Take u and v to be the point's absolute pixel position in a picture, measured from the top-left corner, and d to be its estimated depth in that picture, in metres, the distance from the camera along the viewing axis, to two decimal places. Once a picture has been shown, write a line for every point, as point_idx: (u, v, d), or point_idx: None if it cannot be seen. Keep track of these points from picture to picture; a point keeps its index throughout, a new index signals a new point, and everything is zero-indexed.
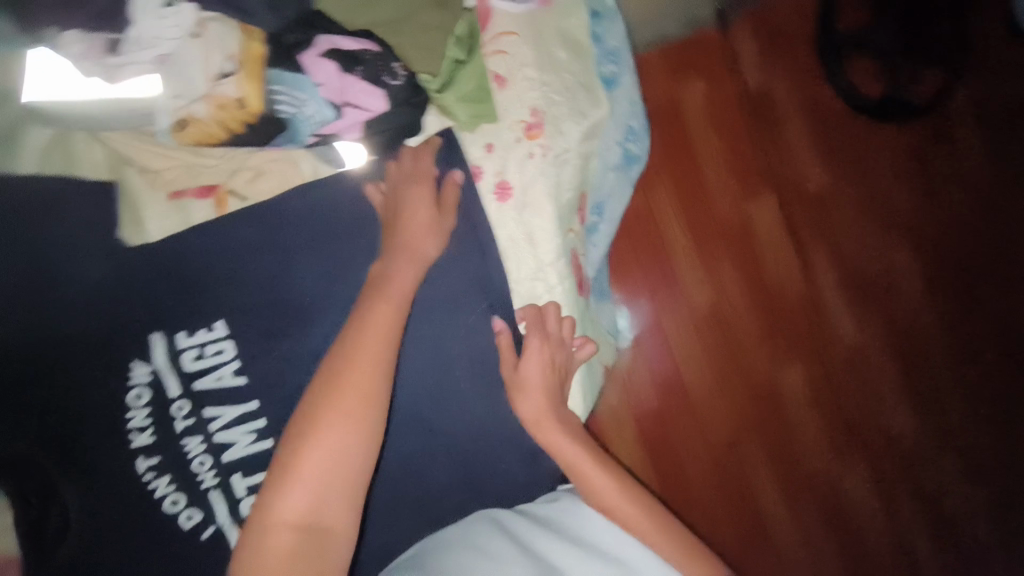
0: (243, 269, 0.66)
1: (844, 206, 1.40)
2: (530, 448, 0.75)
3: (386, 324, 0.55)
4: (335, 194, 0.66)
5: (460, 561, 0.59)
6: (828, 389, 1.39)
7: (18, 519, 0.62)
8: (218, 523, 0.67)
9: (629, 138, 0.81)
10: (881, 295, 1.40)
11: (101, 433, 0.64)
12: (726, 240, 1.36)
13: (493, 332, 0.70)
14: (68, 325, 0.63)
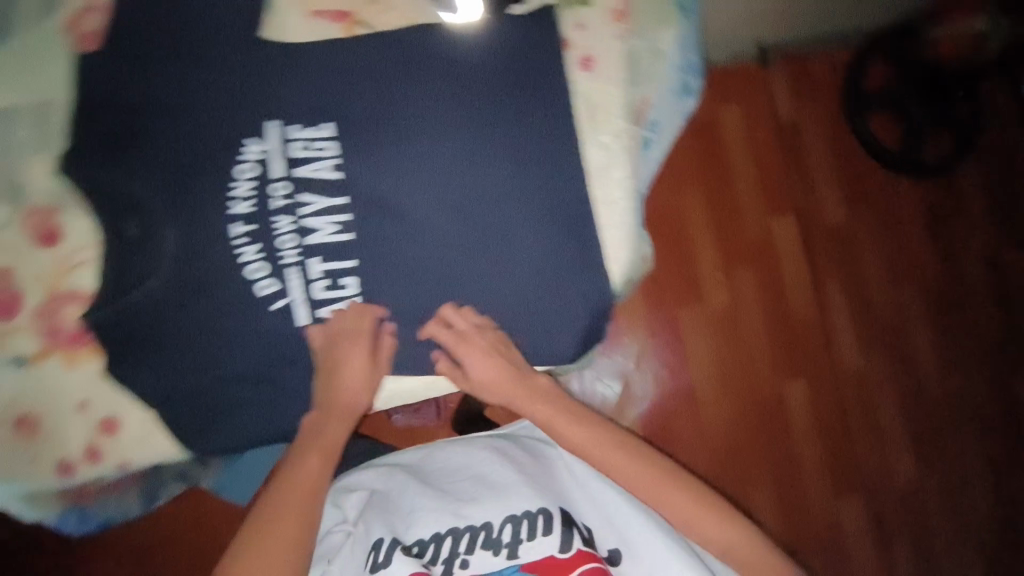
0: (356, 84, 0.76)
1: (868, 243, 1.64)
2: (576, 304, 0.79)
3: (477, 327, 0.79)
4: (446, 39, 0.78)
5: (462, 485, 0.86)
6: (834, 402, 1.61)
7: (117, 248, 0.70)
8: (291, 297, 0.74)
9: (688, 70, 0.85)
10: (893, 331, 1.63)
11: (205, 193, 0.72)
12: (763, 258, 1.59)
13: (552, 195, 0.79)
14: (200, 95, 0.72)
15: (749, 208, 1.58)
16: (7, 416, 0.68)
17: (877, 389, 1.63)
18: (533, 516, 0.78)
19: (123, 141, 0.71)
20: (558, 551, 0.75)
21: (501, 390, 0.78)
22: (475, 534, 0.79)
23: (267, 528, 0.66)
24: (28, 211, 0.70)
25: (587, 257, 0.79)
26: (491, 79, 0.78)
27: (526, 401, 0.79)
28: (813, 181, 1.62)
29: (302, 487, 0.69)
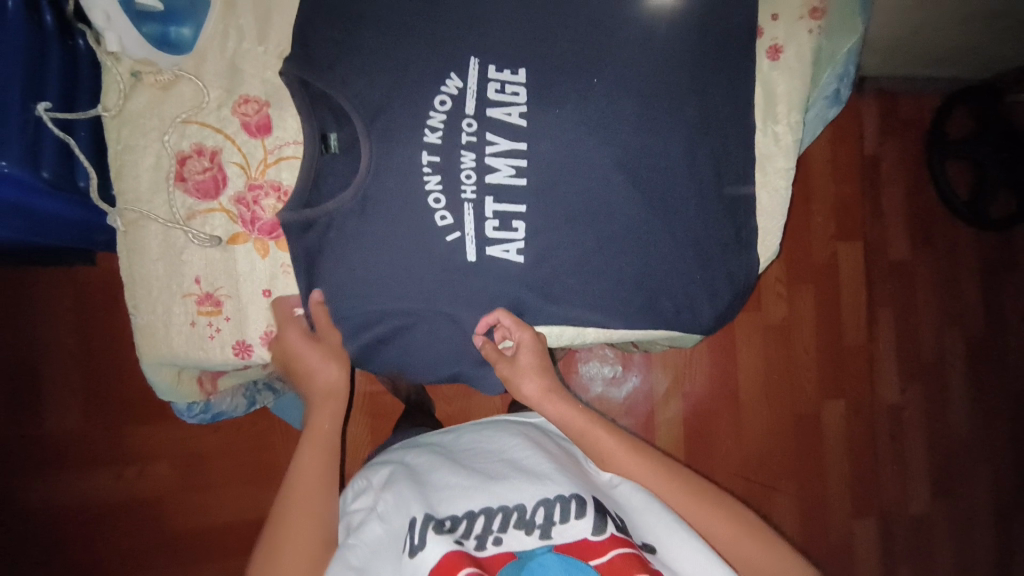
0: (557, 37, 0.78)
1: (926, 288, 1.68)
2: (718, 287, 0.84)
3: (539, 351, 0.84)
4: (649, 6, 0.81)
5: (493, 468, 0.78)
6: (864, 434, 1.67)
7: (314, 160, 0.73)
8: (463, 232, 0.75)
9: (842, 80, 0.91)
10: (929, 375, 1.70)
11: (405, 113, 0.73)
12: (825, 281, 1.62)
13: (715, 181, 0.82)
14: (416, 20, 0.75)
15: (823, 232, 1.61)
16: (196, 291, 0.71)
17: (906, 428, 1.69)
18: (564, 499, 0.69)
19: (335, 54, 0.72)
20: (592, 533, 0.66)
21: (533, 380, 0.85)
22: (508, 514, 0.69)
23: (297, 489, 0.76)
24: (242, 97, 0.71)
25: (738, 242, 0.84)
26: (674, 57, 0.80)
27: (574, 421, 0.86)
28: (888, 218, 1.65)
29: (310, 461, 0.78)
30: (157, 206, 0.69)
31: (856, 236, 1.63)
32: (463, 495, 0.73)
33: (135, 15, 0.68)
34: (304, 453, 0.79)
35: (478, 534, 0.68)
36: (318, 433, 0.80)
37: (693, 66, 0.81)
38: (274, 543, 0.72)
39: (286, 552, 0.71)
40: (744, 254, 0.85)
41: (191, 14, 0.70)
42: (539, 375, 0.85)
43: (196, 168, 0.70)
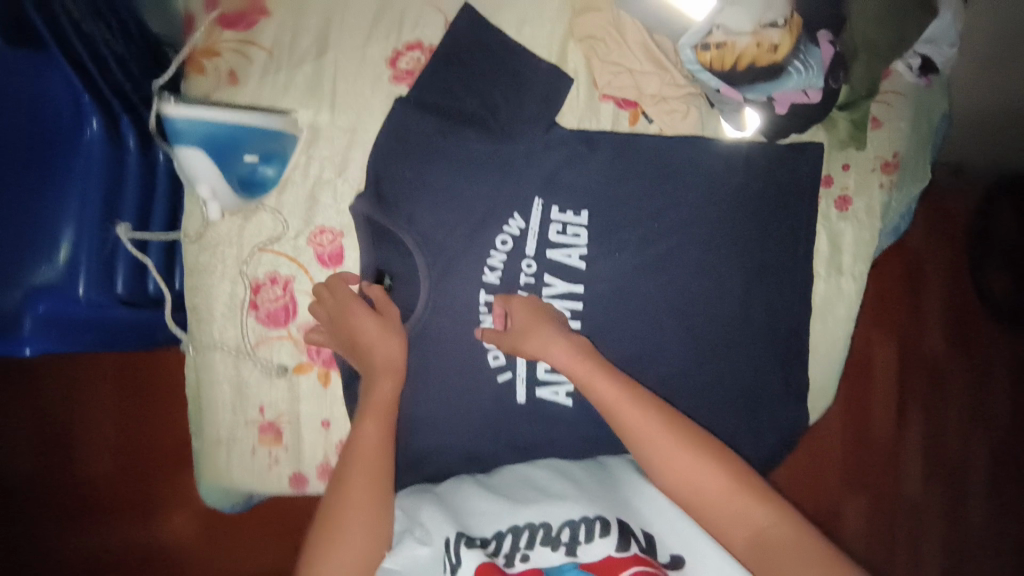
0: (624, 182, 0.81)
1: (969, 385, 1.37)
2: (766, 431, 0.83)
3: (535, 313, 0.73)
4: (717, 152, 0.82)
5: (509, 490, 0.65)
6: (885, 538, 1.34)
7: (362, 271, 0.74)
8: (514, 374, 0.78)
9: (897, 229, 0.87)
10: (953, 473, 1.38)
11: (467, 253, 0.77)
12: (864, 384, 1.33)
13: (762, 327, 0.83)
14: (490, 158, 0.77)
15: (879, 345, 1.34)
16: (259, 418, 0.71)
17: (930, 531, 1.37)
18: (587, 517, 0.57)
19: (410, 192, 0.75)
20: (614, 552, 0.54)
21: (536, 333, 0.71)
22: (533, 531, 0.58)
23: (336, 510, 0.60)
24: (318, 228, 0.73)
25: (787, 389, 0.83)
26: (731, 203, 0.83)
27: (569, 363, 0.69)
28: (932, 297, 1.33)
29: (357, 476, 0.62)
30: (227, 333, 0.70)
31: (898, 328, 1.33)
32: (478, 518, 0.61)
33: (234, 176, 0.67)
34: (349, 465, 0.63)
35: (503, 556, 0.57)
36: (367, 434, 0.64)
37: (747, 214, 0.83)
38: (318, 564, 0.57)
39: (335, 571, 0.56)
40: (799, 401, 0.83)
41: (281, 154, 0.70)
42: (537, 327, 0.72)
43: (269, 298, 0.71)
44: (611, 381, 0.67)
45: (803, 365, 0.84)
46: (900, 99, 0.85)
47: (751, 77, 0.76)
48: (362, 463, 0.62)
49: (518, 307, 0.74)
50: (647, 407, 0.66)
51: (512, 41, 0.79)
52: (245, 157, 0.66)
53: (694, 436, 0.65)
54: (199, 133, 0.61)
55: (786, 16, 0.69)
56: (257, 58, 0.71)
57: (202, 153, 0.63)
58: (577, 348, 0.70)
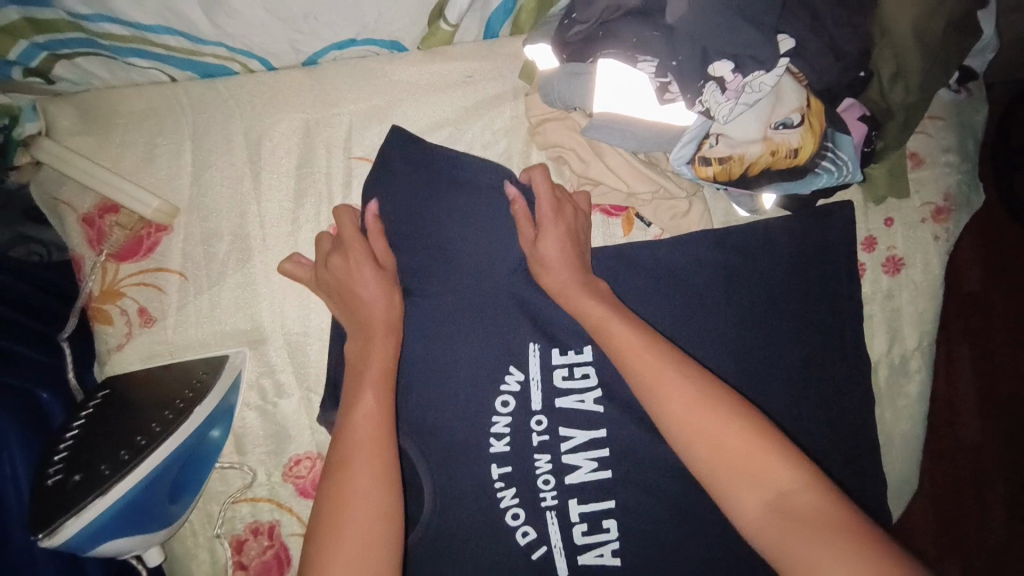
0: (629, 301, 0.67)
1: None
2: None
3: (564, 231, 0.61)
4: (734, 243, 0.69)
5: None
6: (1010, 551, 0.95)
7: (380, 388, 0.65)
8: (550, 547, 0.67)
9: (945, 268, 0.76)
10: None
11: (466, 427, 0.66)
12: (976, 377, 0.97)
13: (827, 428, 0.70)
14: (469, 319, 0.65)
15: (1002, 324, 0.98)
16: None
17: None
18: None
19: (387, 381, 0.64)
20: None
21: (556, 273, 0.60)
22: None
23: (348, 456, 0.48)
24: (293, 458, 0.62)
25: (870, 490, 0.70)
26: (757, 293, 0.70)
27: (604, 318, 0.57)
28: None
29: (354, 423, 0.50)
30: None
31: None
32: None
33: (170, 505, 0.56)
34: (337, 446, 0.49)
35: None
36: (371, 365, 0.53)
37: (779, 302, 0.70)
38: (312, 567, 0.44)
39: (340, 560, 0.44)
40: (886, 507, 0.71)
41: (225, 411, 0.59)
42: (563, 265, 0.60)
43: (252, 552, 0.61)
44: (631, 329, 0.56)
45: (880, 456, 0.71)
46: (939, 126, 0.70)
47: (770, 184, 0.55)
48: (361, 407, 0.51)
49: (549, 215, 0.61)
50: (664, 353, 0.54)
51: (464, 171, 0.64)
52: (166, 486, 0.54)
53: (716, 388, 0.52)
54: (97, 533, 0.50)
55: (803, 106, 0.51)
56: (170, 285, 0.59)
57: (117, 538, 0.51)
58: (601, 298, 0.59)
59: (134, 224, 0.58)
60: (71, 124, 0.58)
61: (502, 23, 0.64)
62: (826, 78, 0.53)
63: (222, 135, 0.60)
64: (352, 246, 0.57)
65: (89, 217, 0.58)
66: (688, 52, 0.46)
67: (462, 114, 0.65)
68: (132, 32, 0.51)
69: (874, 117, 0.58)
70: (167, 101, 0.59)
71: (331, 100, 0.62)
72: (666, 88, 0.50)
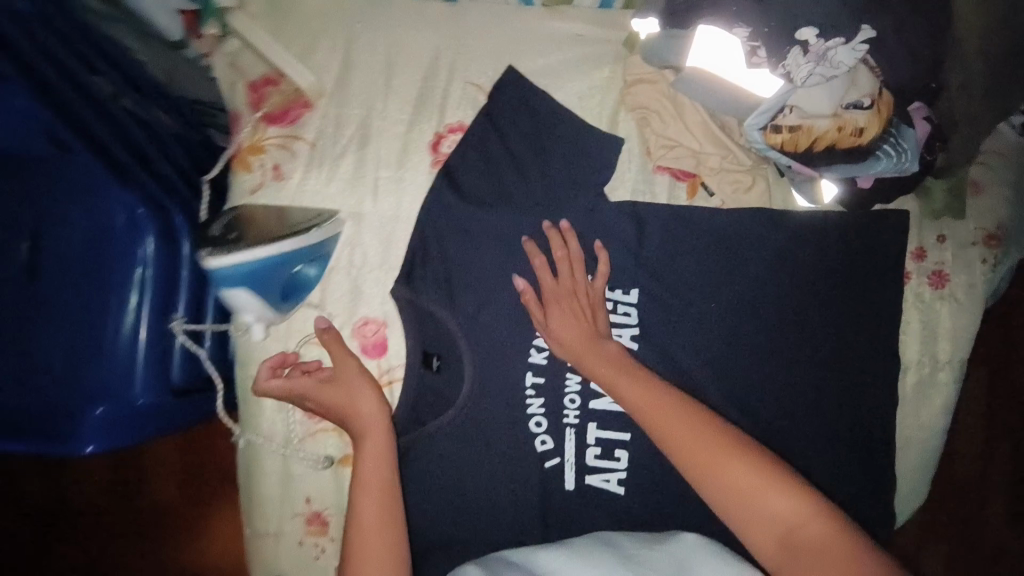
0: (679, 258, 0.75)
1: None
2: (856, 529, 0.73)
3: (576, 313, 0.69)
4: (789, 226, 0.74)
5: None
6: None
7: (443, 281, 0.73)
8: (562, 460, 0.74)
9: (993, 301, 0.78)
10: None
11: (512, 334, 0.73)
12: None
13: (844, 415, 0.73)
14: (536, 240, 0.73)
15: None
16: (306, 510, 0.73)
17: None
18: None
19: (455, 277, 0.73)
20: None
21: (581, 345, 0.68)
22: None
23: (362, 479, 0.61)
24: (362, 318, 0.73)
25: (876, 484, 0.73)
26: (800, 276, 0.74)
27: (616, 378, 0.65)
28: None
29: (346, 393, 0.66)
30: (274, 425, 0.73)
31: None
32: None
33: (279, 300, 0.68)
34: (349, 423, 0.65)
35: None
36: (362, 420, 0.65)
37: (821, 290, 0.74)
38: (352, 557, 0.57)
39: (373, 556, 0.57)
40: (887, 509, 0.73)
41: (322, 255, 0.70)
42: (583, 325, 0.68)
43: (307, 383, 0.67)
44: (646, 386, 0.64)
45: (893, 457, 0.74)
46: (1002, 161, 0.75)
47: (831, 163, 0.62)
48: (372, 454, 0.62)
49: (558, 316, 0.69)
50: (673, 397, 0.63)
51: (558, 114, 0.74)
52: (279, 280, 0.66)
53: (721, 434, 0.60)
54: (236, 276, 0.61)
55: (874, 93, 0.58)
56: (301, 152, 0.71)
57: (241, 290, 0.63)
58: (620, 360, 0.66)
59: (288, 94, 0.72)
60: (263, 10, 0.72)
61: None
62: (901, 74, 0.59)
63: (371, 43, 0.73)
64: (346, 366, 0.67)
65: (254, 84, 0.72)
66: (778, 21, 0.55)
67: (567, 65, 0.75)
68: None
69: (938, 127, 0.64)
70: (335, 7, 0.73)
71: (461, 34, 0.74)
72: (754, 52, 0.57)
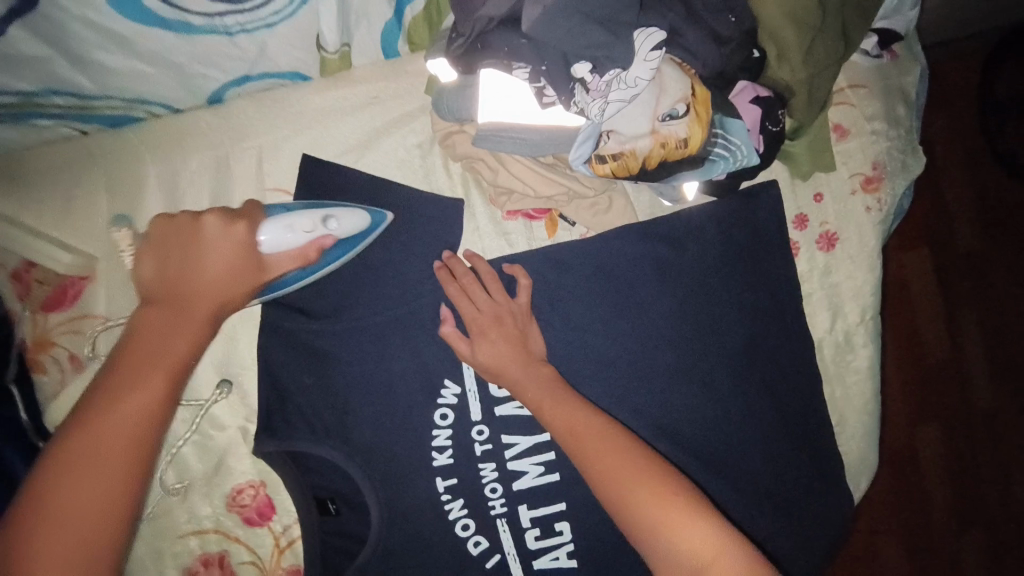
0: (561, 302, 0.67)
1: None
2: (819, 516, 0.69)
3: (498, 329, 0.62)
4: (661, 235, 0.68)
5: None
6: (979, 425, 1.02)
7: (312, 415, 0.64)
8: (503, 554, 0.67)
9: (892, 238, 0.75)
10: None
11: (407, 443, 0.66)
12: (918, 284, 1.03)
13: (771, 407, 0.69)
14: (397, 337, 0.66)
15: (949, 311, 1.03)
16: None
17: None
18: None
19: (324, 404, 0.64)
20: None
21: (504, 361, 0.61)
22: None
23: (93, 430, 0.44)
24: (236, 487, 0.64)
25: (824, 466, 0.69)
26: (689, 281, 0.69)
27: (541, 400, 0.58)
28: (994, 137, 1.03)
29: (219, 272, 0.52)
30: None
31: (964, 176, 1.04)
32: None
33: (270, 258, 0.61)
34: (168, 294, 0.51)
35: None
36: (189, 307, 0.50)
37: (713, 288, 0.69)
38: (29, 539, 0.41)
39: (58, 551, 0.40)
40: (843, 491, 0.70)
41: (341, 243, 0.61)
42: (502, 351, 0.61)
43: (212, 225, 0.53)
44: (584, 412, 0.57)
45: (832, 432, 0.70)
46: (859, 92, 0.69)
47: (669, 178, 0.55)
48: (145, 398, 0.45)
49: (481, 348, 0.61)
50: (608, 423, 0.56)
51: (379, 193, 0.65)
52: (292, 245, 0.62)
53: (640, 454, 0.54)
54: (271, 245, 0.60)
55: (688, 96, 0.51)
56: (96, 332, 0.61)
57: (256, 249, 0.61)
58: (548, 380, 0.60)
59: (53, 278, 0.61)
60: None
61: (398, 41, 0.64)
62: (714, 63, 0.52)
63: (136, 183, 0.62)
64: (192, 233, 0.53)
65: (18, 272, 0.60)
66: (552, 56, 0.47)
67: (373, 133, 0.66)
68: (22, 98, 0.52)
69: (775, 98, 0.58)
70: (76, 152, 0.61)
71: (240, 134, 0.64)
72: (542, 92, 0.50)
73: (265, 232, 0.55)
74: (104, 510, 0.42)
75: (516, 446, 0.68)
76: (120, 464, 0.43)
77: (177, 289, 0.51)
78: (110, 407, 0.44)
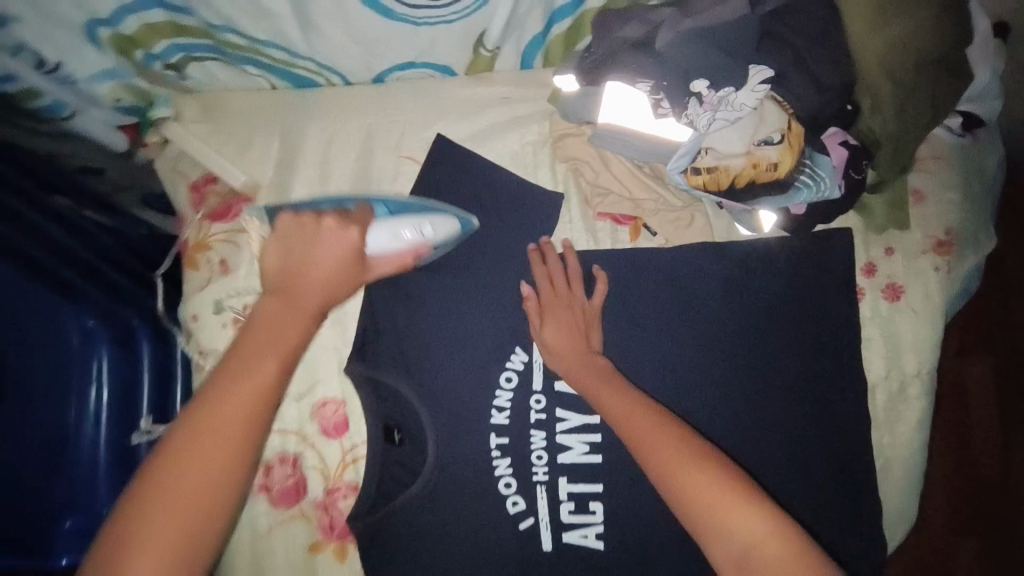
0: (632, 300, 0.74)
1: None
2: (848, 556, 0.70)
3: (572, 309, 0.70)
4: (734, 257, 0.74)
5: None
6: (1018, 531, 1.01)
7: (398, 351, 0.73)
8: (536, 519, 0.72)
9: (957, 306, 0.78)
10: None
11: (472, 396, 0.73)
12: (979, 375, 1.03)
13: (814, 438, 0.72)
14: (483, 300, 0.75)
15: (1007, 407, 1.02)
16: None
17: None
18: None
19: (410, 345, 0.73)
20: None
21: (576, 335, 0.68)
22: None
23: (210, 416, 0.49)
24: (320, 400, 0.73)
25: (859, 509, 0.71)
26: (753, 304, 0.74)
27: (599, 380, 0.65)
28: None
29: (330, 261, 0.60)
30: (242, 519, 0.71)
31: None
32: None
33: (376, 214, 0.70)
34: (285, 284, 0.57)
35: None
36: (299, 309, 0.56)
37: (775, 315, 0.74)
38: (156, 479, 0.47)
39: (177, 489, 0.47)
40: (875, 536, 0.71)
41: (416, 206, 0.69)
42: (574, 326, 0.69)
43: (329, 227, 0.60)
44: (630, 398, 0.63)
45: (873, 478, 0.72)
46: (941, 164, 0.75)
47: (755, 199, 0.63)
48: (256, 383, 0.50)
49: (554, 322, 0.69)
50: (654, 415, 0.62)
51: (494, 175, 0.76)
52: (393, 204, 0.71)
53: (686, 437, 0.59)
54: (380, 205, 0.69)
55: (784, 128, 0.60)
56: (245, 243, 0.73)
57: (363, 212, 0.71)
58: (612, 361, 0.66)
59: (225, 194, 0.74)
60: (195, 113, 0.75)
61: (535, 56, 0.76)
62: (810, 106, 0.60)
63: (303, 132, 0.76)
64: (307, 230, 0.60)
65: (197, 183, 0.74)
66: (674, 74, 0.59)
67: (498, 127, 0.78)
68: (250, 44, 0.67)
69: (861, 147, 0.65)
70: (267, 101, 0.76)
71: (392, 108, 0.77)
72: (659, 104, 0.60)
73: (371, 239, 0.65)
74: (216, 481, 0.48)
75: (567, 421, 0.73)
76: (220, 450, 0.48)
77: (291, 283, 0.57)
78: (229, 386, 0.50)
